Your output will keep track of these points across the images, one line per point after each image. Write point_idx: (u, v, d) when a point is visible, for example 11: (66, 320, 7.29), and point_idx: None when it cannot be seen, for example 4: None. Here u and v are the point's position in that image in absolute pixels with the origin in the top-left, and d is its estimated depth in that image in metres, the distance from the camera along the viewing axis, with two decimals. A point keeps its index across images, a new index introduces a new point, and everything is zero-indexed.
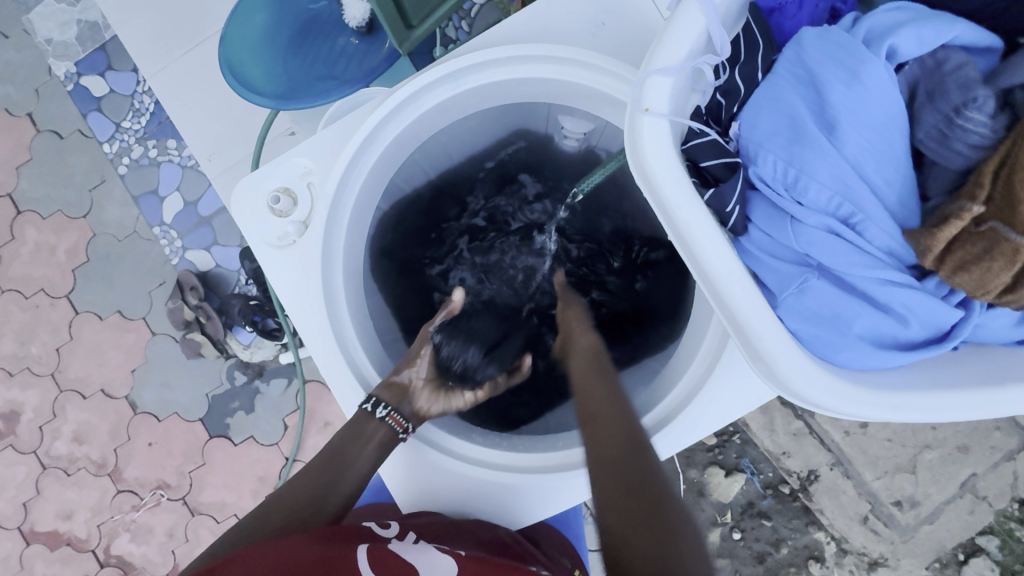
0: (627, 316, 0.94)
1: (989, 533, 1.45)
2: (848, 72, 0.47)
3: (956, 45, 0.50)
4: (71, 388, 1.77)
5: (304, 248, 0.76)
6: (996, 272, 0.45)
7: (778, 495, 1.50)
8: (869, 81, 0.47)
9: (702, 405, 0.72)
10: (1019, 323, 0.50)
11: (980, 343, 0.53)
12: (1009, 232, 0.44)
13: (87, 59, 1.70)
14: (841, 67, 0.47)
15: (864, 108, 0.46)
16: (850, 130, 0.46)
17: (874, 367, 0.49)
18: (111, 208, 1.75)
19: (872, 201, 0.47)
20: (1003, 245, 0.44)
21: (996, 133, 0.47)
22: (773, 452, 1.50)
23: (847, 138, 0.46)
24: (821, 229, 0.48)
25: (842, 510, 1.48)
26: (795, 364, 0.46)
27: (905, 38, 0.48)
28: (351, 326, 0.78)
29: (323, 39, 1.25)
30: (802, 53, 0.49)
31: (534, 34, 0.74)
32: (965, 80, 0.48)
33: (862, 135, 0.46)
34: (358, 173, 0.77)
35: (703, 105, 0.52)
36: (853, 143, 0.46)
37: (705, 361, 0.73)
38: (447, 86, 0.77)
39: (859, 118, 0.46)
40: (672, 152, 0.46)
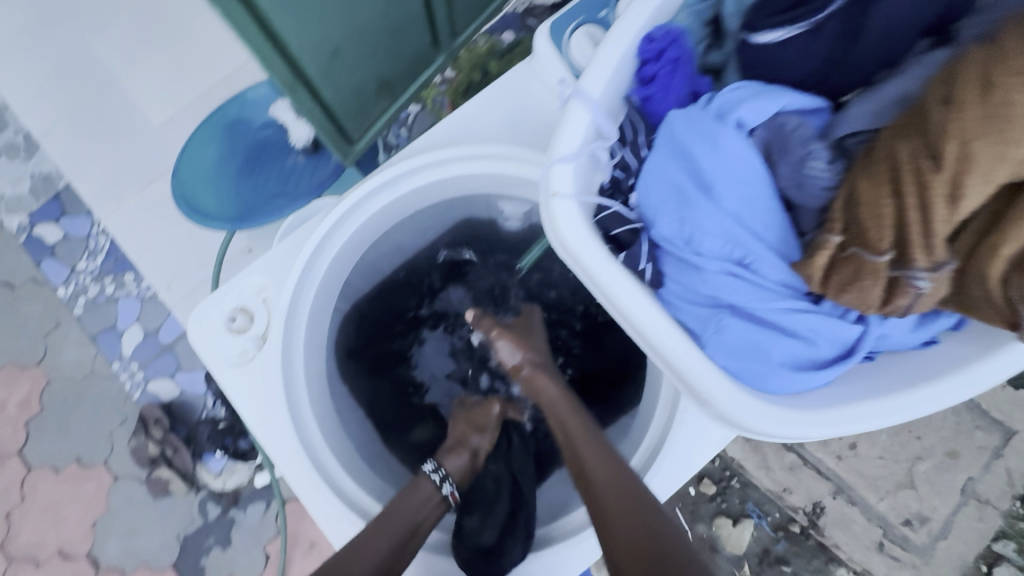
0: (599, 380, 0.94)
1: (1004, 538, 1.43)
2: (710, 140, 0.54)
3: (789, 110, 0.59)
4: (26, 555, 1.63)
5: (264, 362, 0.77)
6: (872, 288, 0.50)
7: (790, 537, 1.46)
8: (729, 144, 0.54)
9: (670, 457, 0.75)
10: (916, 328, 0.56)
11: (893, 350, 0.59)
12: (869, 255, 0.49)
13: (40, 209, 1.74)
14: (703, 137, 0.54)
15: (731, 168, 0.53)
16: (725, 188, 0.53)
17: (799, 388, 0.54)
18: (67, 351, 1.71)
19: (759, 245, 0.53)
20: (867, 267, 0.49)
21: (837, 176, 0.55)
22: (774, 491, 1.47)
23: (724, 196, 0.53)
24: (723, 274, 0.53)
25: (857, 540, 1.45)
26: (729, 398, 0.50)
27: (748, 111, 0.57)
28: (317, 432, 0.78)
29: (271, 159, 1.33)
30: (674, 130, 0.56)
31: (459, 137, 0.82)
32: (802, 137, 0.56)
33: (737, 191, 0.53)
34: (310, 283, 0.80)
35: (606, 181, 0.59)
36: (731, 197, 0.53)
37: (666, 412, 0.77)
38: (386, 192, 0.83)
39: (730, 176, 0.53)
40: (585, 226, 0.51)
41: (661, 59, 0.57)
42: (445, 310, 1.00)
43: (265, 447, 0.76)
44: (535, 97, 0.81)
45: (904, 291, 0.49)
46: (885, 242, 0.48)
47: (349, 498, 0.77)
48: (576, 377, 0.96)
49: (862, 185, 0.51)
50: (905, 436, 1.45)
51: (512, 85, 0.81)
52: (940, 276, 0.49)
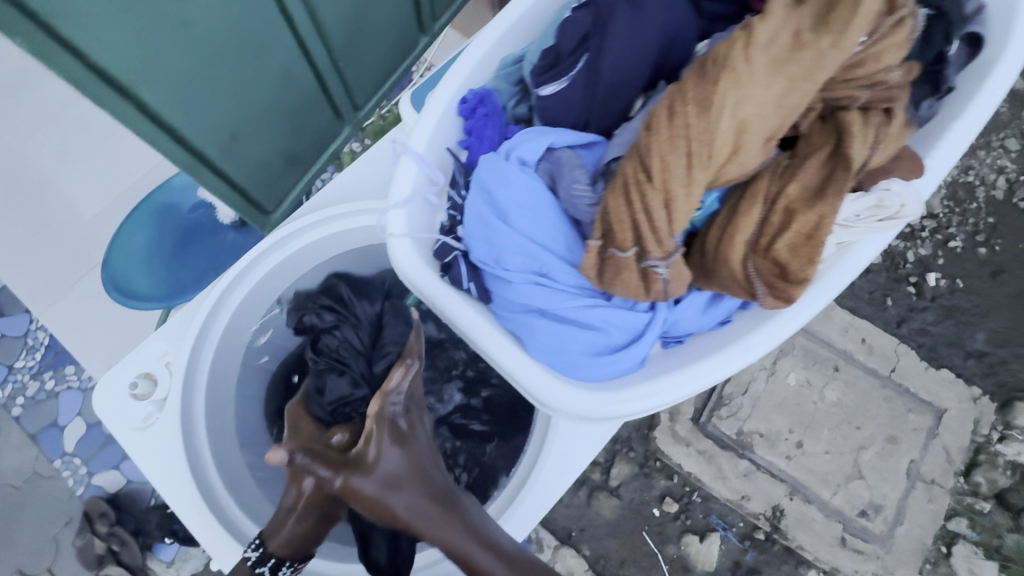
0: (518, 407, 1.00)
1: (956, 516, 1.43)
2: (500, 176, 0.65)
3: (561, 144, 0.69)
4: None
5: (167, 423, 0.81)
6: (627, 280, 0.63)
7: (756, 544, 1.45)
8: (517, 179, 0.66)
9: (549, 460, 0.85)
10: (703, 311, 0.71)
11: (696, 333, 0.73)
12: (618, 252, 0.62)
13: None
14: (495, 174, 0.65)
15: (520, 197, 0.65)
16: (518, 217, 0.65)
17: (600, 370, 0.66)
18: (7, 455, 1.66)
19: (557, 257, 0.66)
20: (619, 263, 0.62)
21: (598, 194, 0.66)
22: (733, 500, 1.45)
23: (518, 222, 0.65)
24: (528, 283, 0.65)
25: (820, 538, 1.43)
26: (530, 377, 0.65)
27: (525, 148, 0.68)
28: (223, 486, 0.83)
29: (203, 242, 1.39)
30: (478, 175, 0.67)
31: (340, 197, 0.90)
32: (570, 164, 0.67)
33: (528, 217, 0.65)
34: (209, 344, 0.85)
35: (446, 221, 0.73)
36: (522, 222, 0.65)
37: (544, 422, 0.88)
38: (278, 252, 0.90)
39: (519, 205, 0.65)
40: (416, 260, 0.68)
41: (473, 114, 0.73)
42: None
43: (171, 504, 0.79)
44: None
45: (650, 278, 0.63)
46: (624, 240, 0.61)
47: None
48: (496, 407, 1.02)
49: (608, 200, 0.63)
50: (845, 429, 1.46)
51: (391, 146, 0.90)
52: (672, 262, 0.63)
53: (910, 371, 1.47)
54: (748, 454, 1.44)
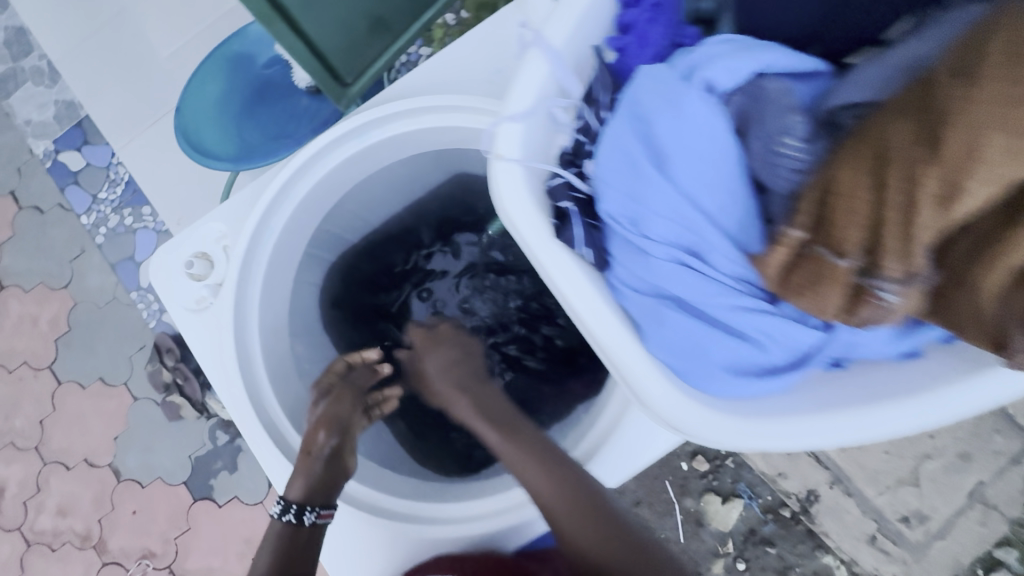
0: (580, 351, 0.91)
1: (1007, 545, 1.26)
2: (671, 103, 0.53)
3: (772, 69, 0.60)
4: (55, 459, 1.85)
5: (221, 311, 0.76)
6: (819, 291, 0.49)
7: (779, 521, 1.31)
8: (698, 123, 0.53)
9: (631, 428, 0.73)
10: (901, 340, 0.57)
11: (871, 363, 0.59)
12: (830, 257, 0.48)
13: (65, 137, 1.77)
14: (663, 98, 0.54)
15: (687, 137, 0.53)
16: (680, 165, 0.52)
17: (728, 384, 0.54)
18: (90, 276, 1.82)
19: (711, 233, 0.53)
20: (826, 268, 0.48)
21: (812, 154, 0.54)
22: (768, 474, 1.32)
23: (677, 172, 0.52)
24: (670, 260, 0.54)
25: (847, 530, 1.30)
26: (656, 377, 0.52)
27: (718, 72, 0.58)
28: (269, 382, 0.78)
29: (276, 101, 1.30)
30: (635, 103, 0.54)
31: (434, 86, 0.77)
32: (779, 108, 0.56)
33: (692, 168, 0.53)
34: (270, 232, 0.78)
35: (568, 145, 0.60)
36: (684, 177, 0.53)
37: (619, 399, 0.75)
38: (354, 141, 0.79)
39: (684, 149, 0.53)
40: (524, 194, 0.52)
41: (637, 8, 0.59)
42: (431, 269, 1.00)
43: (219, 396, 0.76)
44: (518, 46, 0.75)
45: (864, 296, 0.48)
46: (848, 242, 0.47)
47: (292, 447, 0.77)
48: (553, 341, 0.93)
49: (840, 174, 0.48)
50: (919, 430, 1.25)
51: (496, 31, 0.75)
52: (909, 289, 0.47)
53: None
54: None
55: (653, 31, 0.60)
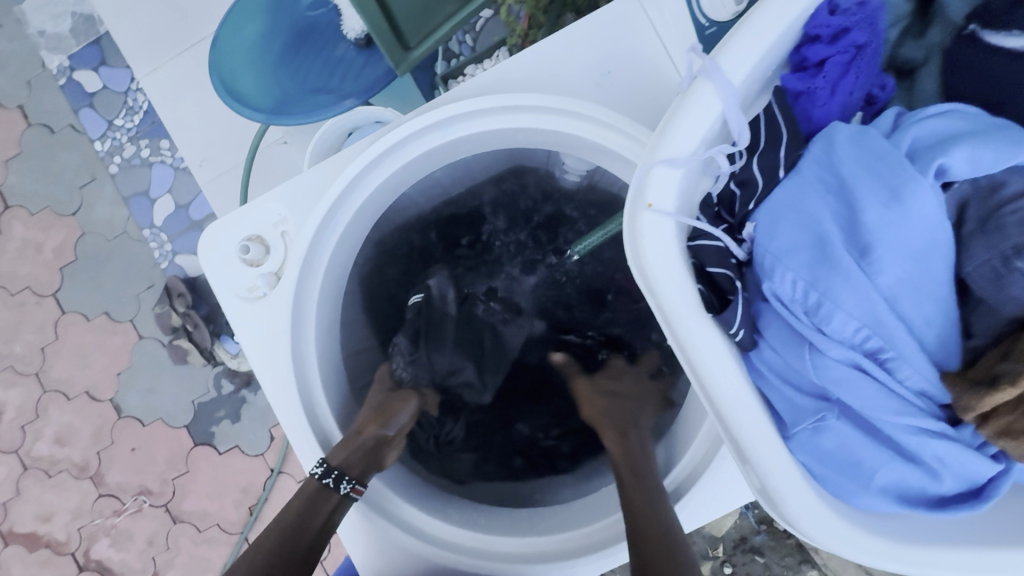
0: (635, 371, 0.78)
1: None
2: (892, 186, 0.32)
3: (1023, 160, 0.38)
4: (55, 388, 1.73)
5: (277, 308, 0.60)
6: None
7: (771, 531, 1.11)
8: (922, 205, 0.32)
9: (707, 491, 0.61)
10: None
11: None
12: None
13: (80, 54, 1.64)
14: (884, 179, 0.33)
15: (909, 232, 0.32)
16: (891, 253, 0.32)
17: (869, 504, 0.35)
18: (100, 208, 1.70)
19: (907, 338, 0.33)
20: None
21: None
22: None
23: (884, 265, 0.32)
24: (843, 363, 0.34)
25: None
26: (810, 515, 0.35)
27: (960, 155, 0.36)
28: (322, 393, 0.62)
29: (318, 49, 1.18)
30: (833, 155, 0.34)
31: (534, 79, 0.58)
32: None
33: (906, 260, 0.32)
34: (335, 228, 0.61)
35: (715, 193, 0.38)
36: (895, 272, 0.32)
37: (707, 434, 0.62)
38: (436, 134, 0.60)
39: (902, 240, 0.32)
40: (676, 253, 0.36)
41: (838, 44, 0.35)
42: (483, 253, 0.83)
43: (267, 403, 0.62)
44: (636, 41, 0.57)
45: None
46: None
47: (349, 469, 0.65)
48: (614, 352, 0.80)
49: None
50: None
51: (611, 18, 0.57)
52: None
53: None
54: None
55: (853, 80, 0.36)
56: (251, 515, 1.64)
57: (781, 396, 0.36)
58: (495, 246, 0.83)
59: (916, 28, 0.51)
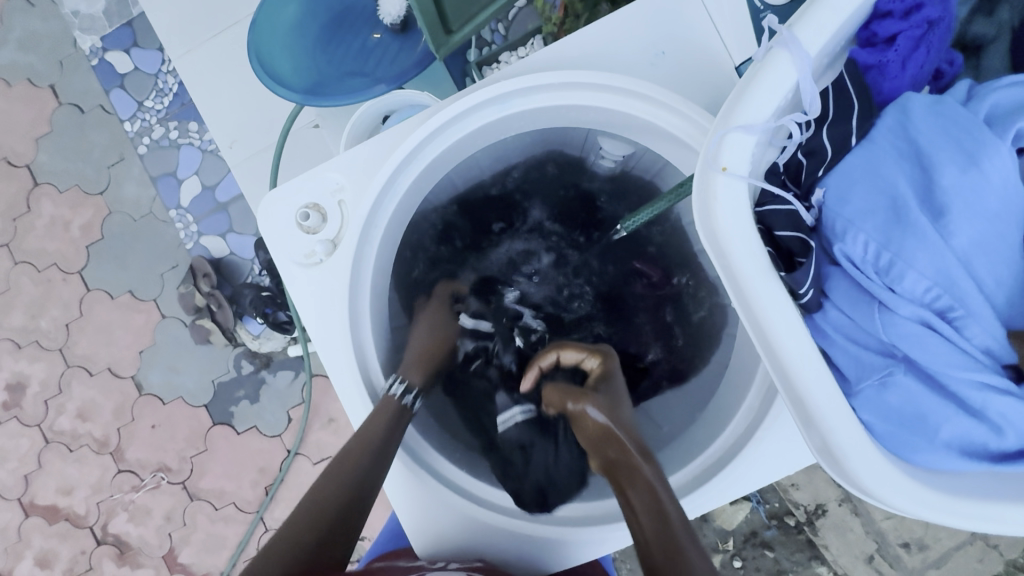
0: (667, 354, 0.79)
1: None
2: (964, 153, 0.34)
3: None
4: (78, 364, 1.76)
5: (334, 273, 0.62)
6: None
7: (782, 527, 1.13)
8: (995, 170, 0.34)
9: (748, 465, 0.62)
10: None
11: None
12: None
13: (113, 35, 1.67)
14: (956, 146, 0.34)
15: (981, 197, 0.34)
16: (965, 215, 0.34)
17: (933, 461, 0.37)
18: (127, 188, 1.72)
19: (977, 297, 0.34)
20: None
21: None
22: (780, 481, 1.13)
23: (957, 227, 0.33)
24: (913, 322, 0.35)
25: (847, 547, 1.11)
26: (875, 470, 0.36)
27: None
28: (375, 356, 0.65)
29: (354, 33, 1.19)
30: (908, 124, 0.36)
31: (589, 59, 0.60)
32: None
33: (978, 222, 0.34)
34: (392, 198, 0.63)
35: (781, 163, 0.39)
36: (967, 232, 0.34)
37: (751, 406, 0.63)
38: (492, 109, 0.63)
39: (975, 204, 0.34)
40: (747, 217, 0.37)
41: (909, 19, 0.37)
42: (518, 233, 0.84)
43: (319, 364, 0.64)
44: (688, 23, 0.58)
45: None
46: None
47: None
48: (647, 334, 0.80)
49: None
50: None
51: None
52: None
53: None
54: None
55: (924, 53, 0.38)
56: (267, 495, 1.66)
57: (847, 355, 0.38)
58: (531, 229, 0.84)
59: (986, 7, 0.49)
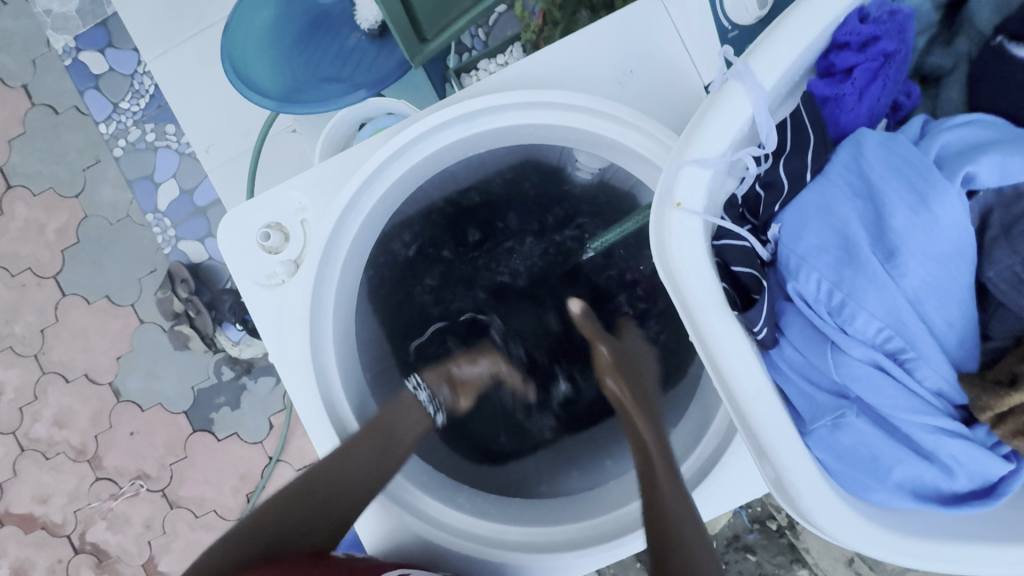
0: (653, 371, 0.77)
1: None
2: (916, 193, 0.33)
3: None
4: (54, 370, 1.73)
5: (296, 295, 0.61)
6: None
7: (764, 531, 1.13)
8: (948, 213, 0.33)
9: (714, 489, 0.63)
10: None
11: None
12: None
13: (87, 35, 1.63)
14: (909, 185, 0.34)
15: (935, 239, 0.33)
16: (918, 257, 0.33)
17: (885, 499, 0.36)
18: (103, 190, 1.69)
19: (929, 340, 0.34)
20: None
21: None
22: None
23: (909, 268, 0.33)
24: (866, 363, 0.35)
25: (828, 550, 1.12)
26: (827, 511, 0.36)
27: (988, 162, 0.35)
28: (337, 377, 0.64)
29: (331, 38, 1.17)
30: (862, 160, 0.35)
31: (555, 78, 0.59)
32: None
33: (931, 265, 0.33)
34: (355, 216, 0.62)
35: (740, 195, 0.39)
36: (918, 275, 0.33)
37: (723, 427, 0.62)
38: (458, 127, 0.61)
39: (929, 246, 0.33)
40: (703, 255, 0.37)
41: (865, 52, 0.36)
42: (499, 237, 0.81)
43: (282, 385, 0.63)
44: (656, 43, 0.58)
45: None
46: None
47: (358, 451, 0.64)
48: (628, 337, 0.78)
49: None
50: None
51: (633, 21, 0.58)
52: None
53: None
54: None
55: (881, 87, 0.37)
56: (248, 502, 1.64)
57: (802, 393, 0.38)
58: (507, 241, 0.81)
59: (945, 37, 0.49)
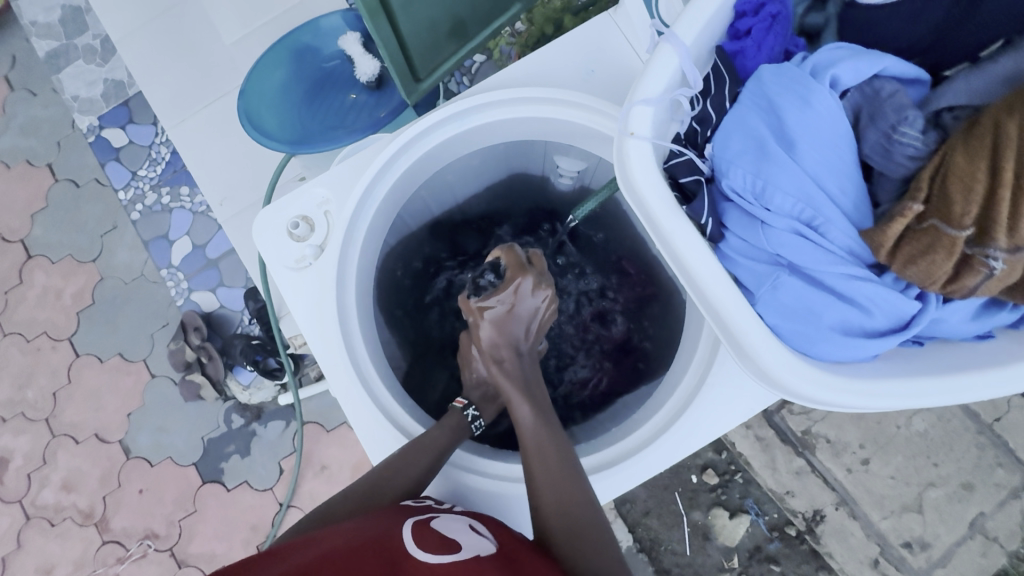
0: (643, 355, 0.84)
1: None
2: (800, 97, 0.45)
3: (889, 75, 0.48)
4: (64, 432, 1.74)
5: (323, 272, 0.70)
6: (941, 263, 0.43)
7: (784, 539, 1.17)
8: (825, 109, 0.44)
9: (698, 415, 0.67)
10: (977, 316, 0.49)
11: (944, 339, 0.51)
12: (948, 229, 0.42)
13: (109, 114, 1.80)
14: (794, 93, 0.45)
15: (819, 130, 0.44)
16: (813, 145, 0.44)
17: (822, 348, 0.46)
18: (119, 253, 1.79)
19: (834, 207, 0.44)
20: (943, 240, 0.42)
21: (930, 145, 0.46)
22: (775, 492, 1.17)
23: (807, 154, 0.44)
24: (788, 231, 0.45)
25: (851, 553, 1.14)
26: (778, 362, 0.44)
27: (845, 69, 0.47)
28: (363, 342, 0.71)
29: (335, 93, 1.33)
30: (761, 84, 0.46)
31: (528, 78, 0.72)
32: (899, 103, 0.46)
33: (823, 152, 0.44)
34: (372, 203, 0.73)
35: (682, 132, 0.51)
36: (814, 158, 0.44)
37: (702, 363, 0.68)
38: (454, 125, 0.74)
39: (819, 137, 0.44)
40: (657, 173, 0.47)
41: (758, 15, 0.48)
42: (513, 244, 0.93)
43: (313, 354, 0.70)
44: (609, 44, 0.71)
45: (975, 270, 0.43)
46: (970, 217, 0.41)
47: (382, 405, 0.71)
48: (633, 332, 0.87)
49: (958, 158, 0.43)
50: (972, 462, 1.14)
51: (590, 32, 0.71)
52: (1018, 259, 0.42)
53: (1015, 420, 1.14)
54: (808, 454, 1.15)
55: (775, 39, 0.49)
56: None
57: (745, 268, 0.48)
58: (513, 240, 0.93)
59: (818, 5, 0.61)
